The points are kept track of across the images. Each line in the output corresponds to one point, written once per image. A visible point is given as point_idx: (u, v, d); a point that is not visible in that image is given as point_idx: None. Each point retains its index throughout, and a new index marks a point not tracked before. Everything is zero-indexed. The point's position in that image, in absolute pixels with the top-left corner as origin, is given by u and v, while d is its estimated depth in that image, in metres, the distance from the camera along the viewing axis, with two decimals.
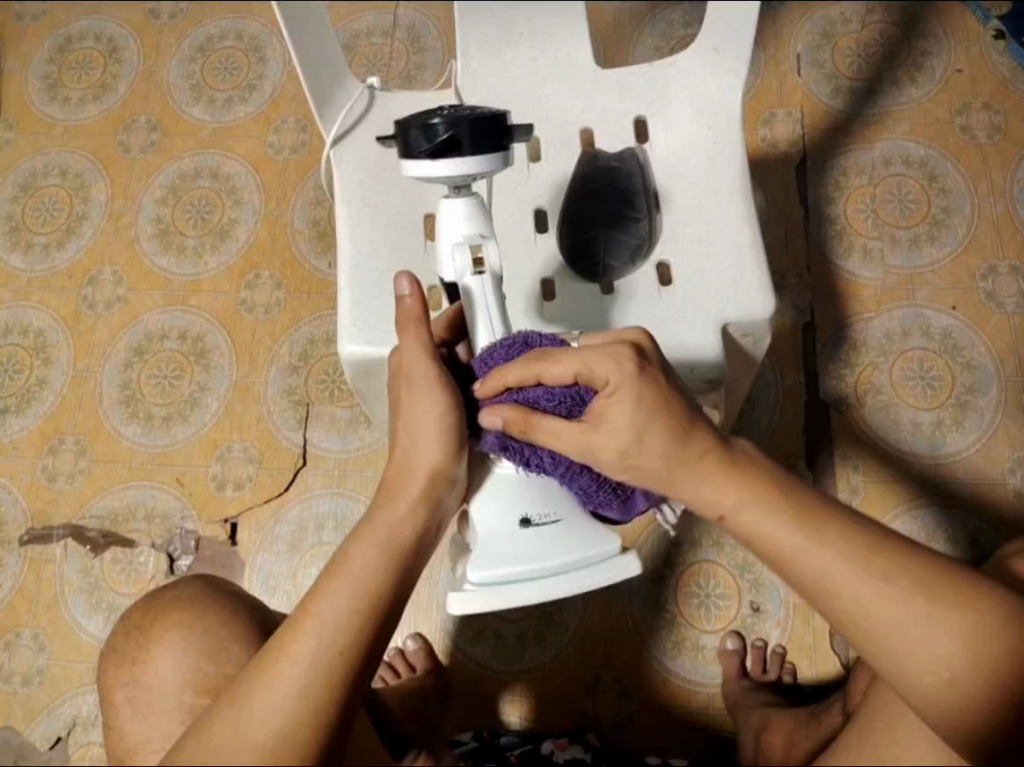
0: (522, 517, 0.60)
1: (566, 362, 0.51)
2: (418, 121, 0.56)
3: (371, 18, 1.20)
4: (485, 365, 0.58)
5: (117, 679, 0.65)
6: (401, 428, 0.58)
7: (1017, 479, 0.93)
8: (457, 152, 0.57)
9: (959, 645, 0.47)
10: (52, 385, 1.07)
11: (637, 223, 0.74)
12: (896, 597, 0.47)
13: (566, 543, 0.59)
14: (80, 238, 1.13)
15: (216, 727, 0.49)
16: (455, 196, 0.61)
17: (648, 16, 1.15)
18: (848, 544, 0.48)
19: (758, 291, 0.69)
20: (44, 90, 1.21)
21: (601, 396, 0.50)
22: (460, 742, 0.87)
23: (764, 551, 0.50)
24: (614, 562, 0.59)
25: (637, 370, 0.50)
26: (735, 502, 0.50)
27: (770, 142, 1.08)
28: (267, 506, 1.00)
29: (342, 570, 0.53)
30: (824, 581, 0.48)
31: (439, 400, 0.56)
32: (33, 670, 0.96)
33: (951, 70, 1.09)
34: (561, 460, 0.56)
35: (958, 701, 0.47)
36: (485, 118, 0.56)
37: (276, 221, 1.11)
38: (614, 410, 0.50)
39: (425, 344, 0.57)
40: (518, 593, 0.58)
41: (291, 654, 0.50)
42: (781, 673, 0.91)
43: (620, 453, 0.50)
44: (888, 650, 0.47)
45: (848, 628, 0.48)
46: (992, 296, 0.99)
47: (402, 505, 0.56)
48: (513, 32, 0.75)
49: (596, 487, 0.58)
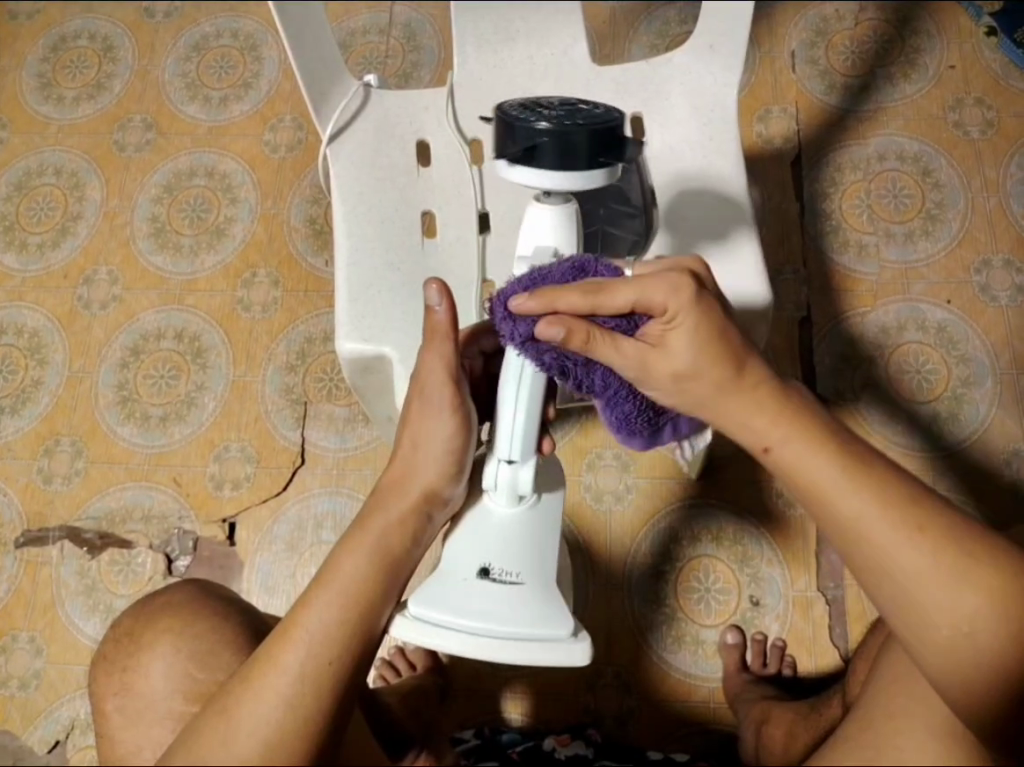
0: (483, 567, 0.60)
1: (626, 292, 0.50)
2: (525, 122, 0.53)
3: (367, 17, 1.20)
4: (535, 283, 0.53)
5: (109, 687, 0.64)
6: (406, 437, 0.61)
7: (1014, 471, 0.93)
8: (565, 159, 0.53)
9: (982, 604, 0.48)
10: (46, 385, 1.06)
11: (630, 219, 0.72)
12: (926, 550, 0.48)
13: (517, 609, 0.58)
14: (75, 238, 1.13)
15: (200, 741, 0.48)
16: (545, 203, 0.57)
17: (643, 14, 1.16)
18: (883, 491, 0.49)
19: (752, 273, 0.68)
20: (37, 89, 1.20)
21: (658, 324, 0.51)
22: (461, 740, 0.87)
23: (801, 486, 0.51)
24: (557, 645, 0.57)
25: (695, 297, 0.50)
26: (781, 436, 0.51)
27: (765, 138, 1.09)
28: (265, 505, 1.00)
29: (333, 577, 0.54)
30: (857, 526, 0.49)
31: (449, 420, 0.60)
32: (30, 674, 0.95)
33: (943, 66, 1.10)
34: (610, 383, 0.55)
35: (968, 661, 0.48)
36: (600, 129, 0.52)
37: (273, 219, 1.11)
38: (674, 339, 0.51)
39: (449, 364, 0.59)
40: (449, 640, 0.56)
41: (278, 664, 0.50)
42: (781, 667, 0.91)
43: (674, 377, 0.52)
44: (907, 599, 0.48)
45: (874, 575, 0.49)
46: (986, 289, 1.00)
47: (394, 513, 0.58)
48: (510, 31, 0.76)
49: (636, 414, 0.59)
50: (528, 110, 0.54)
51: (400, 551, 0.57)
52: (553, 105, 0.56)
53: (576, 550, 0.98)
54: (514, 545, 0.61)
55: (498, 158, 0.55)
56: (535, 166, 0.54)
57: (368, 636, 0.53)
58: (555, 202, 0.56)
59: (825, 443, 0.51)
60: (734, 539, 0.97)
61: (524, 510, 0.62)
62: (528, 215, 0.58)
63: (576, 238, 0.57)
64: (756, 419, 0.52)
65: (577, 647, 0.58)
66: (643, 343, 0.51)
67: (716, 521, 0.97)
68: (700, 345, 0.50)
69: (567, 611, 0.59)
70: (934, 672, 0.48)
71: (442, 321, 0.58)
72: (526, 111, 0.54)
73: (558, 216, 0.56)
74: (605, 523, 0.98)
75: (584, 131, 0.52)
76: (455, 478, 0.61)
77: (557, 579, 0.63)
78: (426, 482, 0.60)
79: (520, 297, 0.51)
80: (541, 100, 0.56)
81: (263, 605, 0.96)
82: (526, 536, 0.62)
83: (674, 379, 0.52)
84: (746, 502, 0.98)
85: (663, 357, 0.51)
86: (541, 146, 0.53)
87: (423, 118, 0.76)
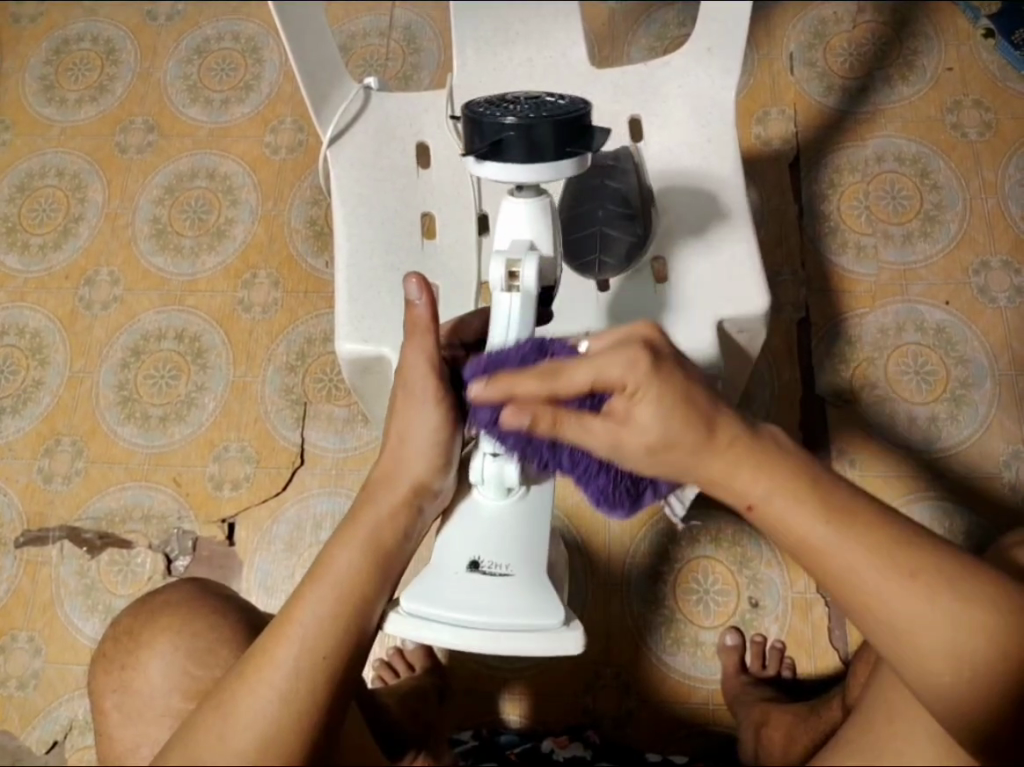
0: (472, 560, 0.60)
1: (580, 374, 0.46)
2: (491, 118, 0.53)
3: (367, 20, 1.21)
4: (493, 366, 0.52)
5: (106, 684, 0.64)
6: (393, 432, 0.61)
7: (1013, 472, 0.93)
8: (533, 151, 0.54)
9: (979, 643, 0.47)
10: (47, 385, 1.06)
11: (630, 223, 0.71)
12: (919, 594, 0.47)
13: (508, 599, 0.58)
14: (77, 239, 1.13)
15: (199, 736, 0.49)
16: (519, 197, 0.58)
17: (642, 17, 1.16)
18: (871, 537, 0.48)
19: (752, 282, 0.68)
20: (40, 92, 1.21)
21: (620, 399, 0.47)
22: (460, 741, 0.86)
23: (789, 542, 0.49)
24: (547, 635, 0.57)
25: (653, 370, 0.46)
26: (765, 493, 0.49)
27: (764, 140, 1.09)
28: (265, 505, 1.00)
29: (327, 570, 0.54)
30: (849, 577, 0.48)
31: (435, 412, 0.60)
32: (29, 674, 0.95)
33: (941, 69, 1.10)
34: (579, 457, 0.55)
35: (971, 703, 0.47)
36: (564, 120, 0.53)
37: (273, 220, 1.11)
38: (638, 410, 0.47)
39: (431, 355, 0.59)
40: (439, 631, 0.57)
41: (274, 658, 0.50)
42: (781, 669, 0.91)
43: (649, 448, 0.49)
44: (904, 644, 0.48)
45: (868, 622, 0.49)
46: (984, 291, 1.00)
47: (382, 507, 0.58)
48: (509, 33, 0.77)
49: (612, 487, 0.56)
50: (494, 106, 0.55)
51: (393, 544, 0.57)
52: (519, 100, 0.57)
53: (576, 549, 0.98)
54: (506, 537, 0.61)
55: (467, 154, 0.56)
56: (505, 161, 0.55)
57: (362, 633, 0.53)
58: (528, 196, 0.57)
59: (810, 496, 0.48)
60: (734, 539, 0.97)
61: (513, 501, 0.62)
62: (503, 209, 0.59)
63: (552, 230, 0.58)
64: (740, 477, 0.49)
65: (569, 636, 0.57)
66: (609, 419, 0.49)
67: (715, 522, 0.97)
68: (667, 414, 0.47)
69: (559, 600, 0.59)
70: (938, 713, 0.48)
71: (421, 314, 0.58)
72: (493, 106, 0.55)
73: (533, 209, 0.57)
74: (604, 523, 0.98)
75: (548, 122, 0.52)
76: (443, 471, 0.60)
77: (552, 570, 0.63)
78: (415, 475, 0.59)
79: (479, 387, 0.50)
80: (507, 97, 0.57)
81: (262, 605, 0.97)
82: (518, 529, 0.61)
83: (649, 450, 0.49)
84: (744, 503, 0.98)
85: (631, 431, 0.48)
86: (508, 140, 0.53)
87: (422, 119, 0.77)
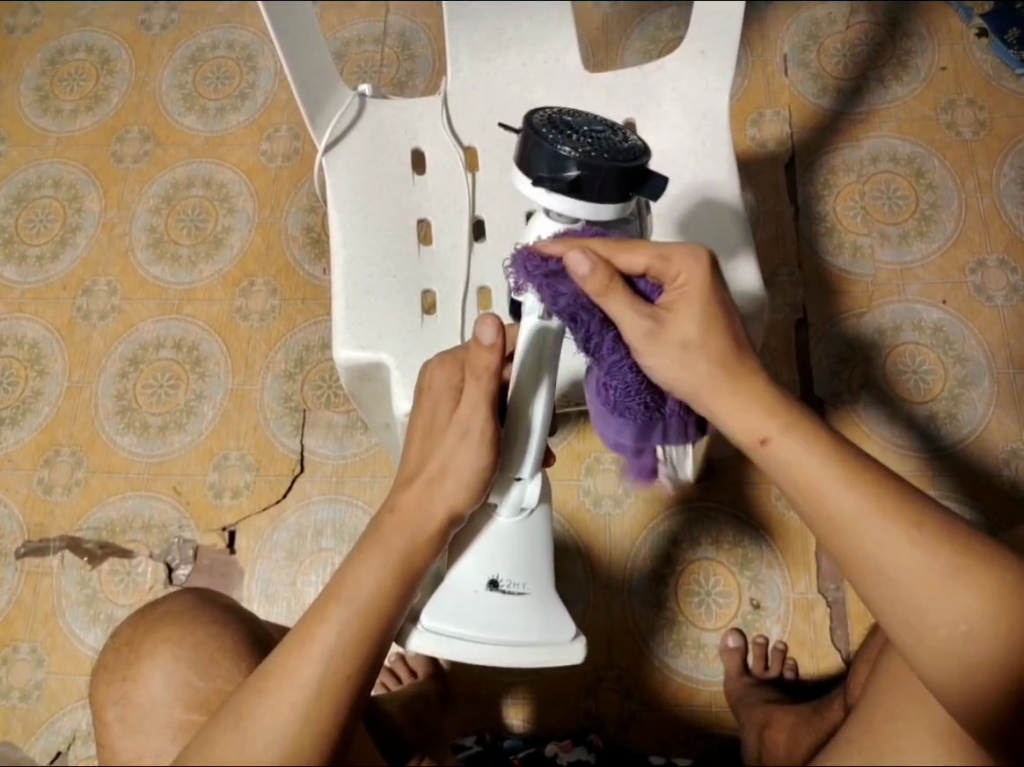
0: (492, 579, 0.62)
1: (645, 254, 0.51)
2: (552, 147, 0.51)
3: (362, 26, 1.21)
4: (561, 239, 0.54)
5: (108, 695, 0.63)
6: (433, 462, 0.57)
7: (1012, 471, 0.93)
8: (594, 189, 0.52)
9: (977, 602, 0.47)
10: (46, 396, 1.06)
11: (629, 226, 0.67)
12: (921, 544, 0.48)
13: (527, 619, 0.62)
14: (74, 249, 1.13)
15: (217, 755, 0.48)
16: (554, 218, 0.55)
17: (636, 21, 1.17)
18: (879, 489, 0.49)
19: (750, 291, 0.67)
20: (35, 102, 1.21)
21: (669, 293, 0.52)
22: (463, 746, 0.86)
23: (795, 486, 0.51)
24: (560, 647, 0.62)
25: (706, 272, 0.51)
26: (779, 431, 0.51)
27: (759, 141, 1.09)
28: (265, 514, 1.00)
29: (352, 591, 0.53)
30: (856, 525, 0.49)
31: (485, 450, 0.57)
32: (31, 685, 0.95)
33: (936, 68, 1.10)
34: (618, 346, 0.54)
35: (963, 658, 0.47)
36: (626, 166, 0.51)
37: (270, 228, 1.11)
38: (683, 308, 0.51)
39: (488, 391, 0.57)
40: (469, 650, 0.60)
41: (295, 675, 0.50)
42: (783, 669, 0.91)
43: (683, 346, 0.51)
44: (902, 594, 0.48)
45: (866, 573, 0.49)
46: (981, 289, 1.00)
47: (414, 533, 0.56)
48: (502, 40, 0.77)
49: (636, 388, 0.56)
50: (556, 130, 0.52)
51: (421, 564, 0.56)
52: (581, 125, 0.54)
53: (577, 552, 0.98)
54: (519, 555, 0.63)
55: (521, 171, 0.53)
56: (568, 193, 0.52)
57: (379, 651, 0.53)
58: (564, 220, 0.55)
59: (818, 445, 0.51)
60: (734, 541, 0.97)
61: (523, 521, 0.63)
62: (535, 226, 0.56)
63: None
64: (752, 413, 0.51)
65: (574, 651, 0.63)
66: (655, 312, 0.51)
67: (716, 523, 0.97)
68: (706, 320, 0.51)
69: (563, 615, 0.64)
70: (927, 669, 0.48)
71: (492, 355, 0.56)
72: (557, 130, 0.53)
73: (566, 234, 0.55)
74: (604, 527, 0.98)
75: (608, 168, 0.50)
76: (479, 495, 0.58)
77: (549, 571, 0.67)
78: (451, 504, 0.57)
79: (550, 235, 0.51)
80: (571, 117, 0.55)
81: (263, 612, 0.97)
82: (528, 544, 0.63)
83: (683, 349, 0.51)
84: (746, 505, 0.98)
85: (672, 327, 0.51)
86: (563, 175, 0.51)
87: (417, 125, 0.76)
